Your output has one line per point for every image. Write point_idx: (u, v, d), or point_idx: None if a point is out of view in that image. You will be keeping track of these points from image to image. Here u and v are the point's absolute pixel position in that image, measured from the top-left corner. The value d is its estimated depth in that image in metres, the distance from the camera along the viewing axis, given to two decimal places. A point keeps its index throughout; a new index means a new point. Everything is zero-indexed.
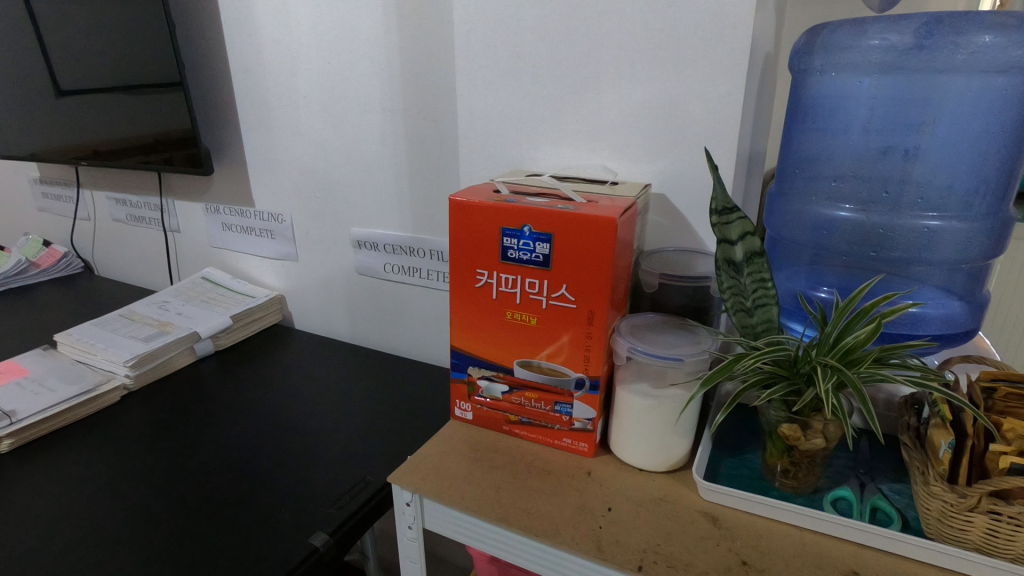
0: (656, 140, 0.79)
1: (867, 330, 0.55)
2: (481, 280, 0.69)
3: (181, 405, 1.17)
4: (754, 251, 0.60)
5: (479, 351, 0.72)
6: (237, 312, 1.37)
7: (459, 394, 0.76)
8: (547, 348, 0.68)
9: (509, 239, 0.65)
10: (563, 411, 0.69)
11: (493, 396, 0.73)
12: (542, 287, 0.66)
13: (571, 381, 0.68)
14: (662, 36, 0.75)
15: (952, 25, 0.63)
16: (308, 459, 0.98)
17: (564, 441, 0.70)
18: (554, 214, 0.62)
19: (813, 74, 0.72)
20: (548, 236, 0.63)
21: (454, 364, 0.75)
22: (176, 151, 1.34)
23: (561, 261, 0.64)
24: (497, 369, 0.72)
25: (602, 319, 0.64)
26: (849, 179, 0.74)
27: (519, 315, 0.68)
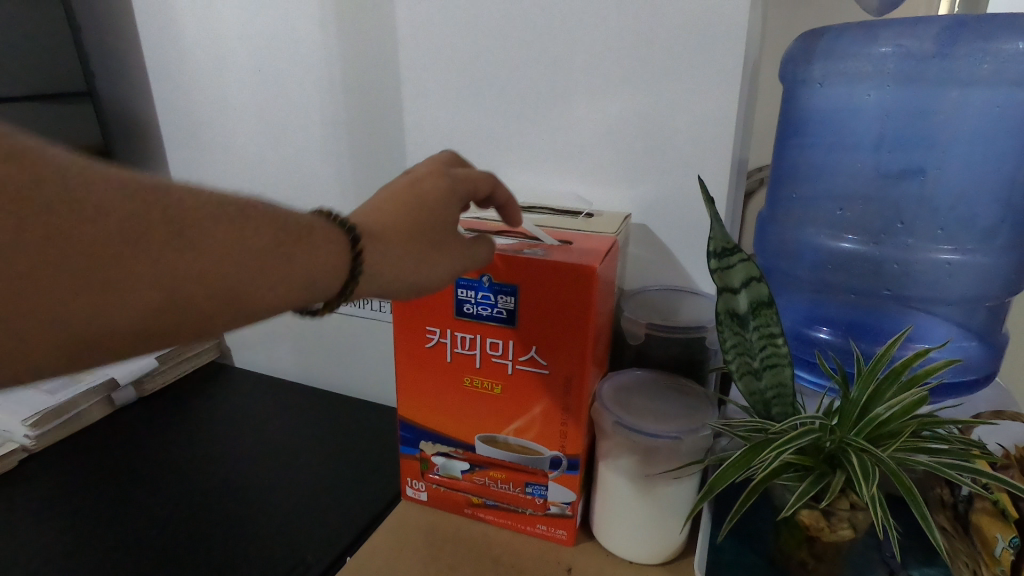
0: (636, 161, 0.69)
1: (906, 401, 0.46)
2: (432, 339, 0.57)
3: (92, 466, 0.99)
4: (761, 301, 0.49)
5: (432, 424, 0.60)
6: (164, 352, 1.21)
7: (411, 471, 0.63)
8: (516, 421, 0.56)
9: (464, 290, 0.54)
10: (536, 493, 0.58)
11: (451, 474, 0.61)
12: (507, 348, 0.54)
13: (545, 459, 0.56)
14: (643, 38, 0.64)
15: (977, 30, 0.56)
16: (240, 529, 0.83)
17: (538, 527, 0.59)
18: (519, 261, 0.51)
19: (811, 86, 0.63)
20: (512, 287, 0.52)
21: (403, 438, 0.62)
22: None
23: (529, 317, 0.52)
24: (455, 444, 0.60)
25: (582, 388, 0.53)
26: (857, 207, 0.65)
27: (480, 382, 0.56)
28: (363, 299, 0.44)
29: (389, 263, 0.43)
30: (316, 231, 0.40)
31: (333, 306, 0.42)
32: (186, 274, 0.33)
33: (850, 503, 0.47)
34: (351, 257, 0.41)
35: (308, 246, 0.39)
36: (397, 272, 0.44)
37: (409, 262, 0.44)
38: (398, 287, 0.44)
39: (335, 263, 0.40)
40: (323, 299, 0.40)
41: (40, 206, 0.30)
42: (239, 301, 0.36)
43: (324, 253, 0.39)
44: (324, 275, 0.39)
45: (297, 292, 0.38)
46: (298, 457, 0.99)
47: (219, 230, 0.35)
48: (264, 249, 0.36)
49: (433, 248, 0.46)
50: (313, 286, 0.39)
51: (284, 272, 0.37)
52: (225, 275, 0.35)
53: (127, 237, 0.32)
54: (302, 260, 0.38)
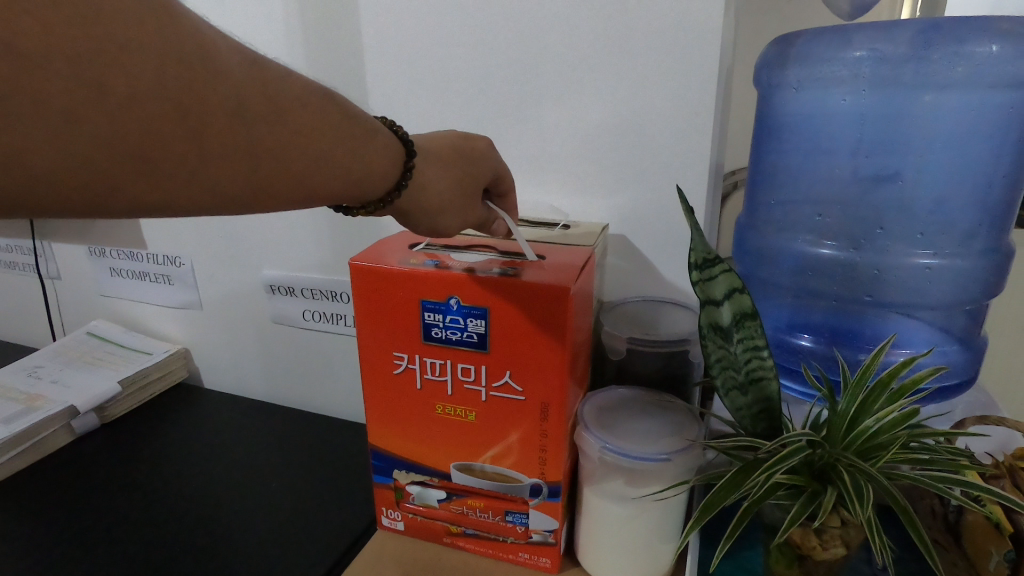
0: (613, 169, 0.67)
1: (894, 414, 0.44)
2: (401, 365, 0.55)
3: (50, 501, 0.94)
4: (744, 312, 0.48)
5: (406, 452, 0.58)
6: (128, 376, 1.15)
7: (386, 500, 0.61)
8: (492, 449, 0.54)
9: (431, 314, 0.52)
10: (517, 521, 0.56)
11: (428, 504, 0.58)
12: (479, 373, 0.52)
13: (525, 488, 0.55)
14: (617, 43, 0.62)
15: (952, 33, 0.55)
16: (208, 564, 0.79)
17: (520, 555, 0.57)
18: (489, 283, 0.49)
19: (787, 90, 0.62)
20: (483, 311, 0.50)
21: (377, 468, 0.60)
22: None
23: (502, 341, 0.50)
24: (430, 473, 0.57)
25: (559, 413, 0.51)
26: (835, 213, 0.65)
27: (453, 409, 0.54)
28: (401, 211, 0.51)
29: (439, 193, 0.51)
30: (378, 137, 0.46)
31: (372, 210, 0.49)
32: (271, 146, 0.39)
33: (842, 521, 0.46)
34: (401, 171, 0.48)
35: (367, 145, 0.45)
36: (442, 207, 0.52)
37: (449, 204, 0.52)
38: (433, 225, 0.52)
39: (385, 171, 0.47)
40: (366, 200, 0.47)
41: (180, 92, 0.35)
42: (303, 179, 0.41)
43: (382, 161, 0.46)
44: (377, 181, 0.46)
45: (352, 188, 0.45)
46: (271, 482, 0.95)
47: (307, 114, 0.41)
48: (331, 142, 0.42)
49: (467, 196, 0.54)
50: (364, 180, 0.45)
51: (341, 174, 0.43)
52: (305, 153, 0.41)
53: (238, 112, 0.37)
54: (361, 155, 0.45)
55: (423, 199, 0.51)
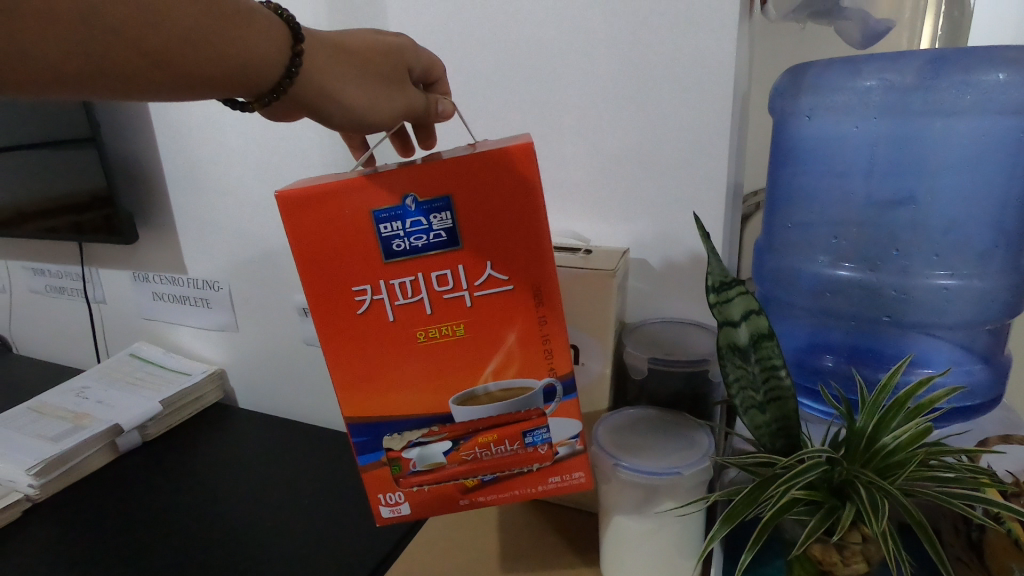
0: (630, 196, 0.70)
1: (910, 431, 0.45)
2: (362, 300, 0.48)
3: (95, 516, 0.99)
4: (761, 333, 0.50)
5: (393, 406, 0.51)
6: (168, 396, 1.21)
7: (382, 483, 0.54)
8: (492, 361, 0.50)
9: (388, 224, 0.46)
10: (537, 440, 0.52)
11: (433, 464, 0.53)
12: (457, 277, 0.47)
13: (538, 394, 0.51)
14: (630, 79, 0.66)
15: (959, 63, 0.57)
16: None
17: (551, 482, 0.53)
18: (447, 164, 0.45)
19: (800, 118, 0.65)
20: (447, 199, 0.45)
21: (361, 446, 0.53)
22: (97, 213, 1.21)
23: (474, 227, 0.46)
24: (424, 423, 0.51)
25: (552, 289, 0.48)
26: (850, 235, 0.67)
27: (437, 331, 0.49)
28: (307, 105, 0.46)
29: (345, 83, 0.47)
30: (257, 18, 0.43)
31: (267, 103, 0.45)
32: (107, 23, 0.37)
33: (861, 537, 0.47)
34: (290, 57, 0.44)
35: (240, 26, 0.42)
36: (354, 96, 0.48)
37: (364, 94, 0.48)
38: (350, 118, 0.48)
39: (269, 56, 0.43)
40: (254, 92, 0.44)
41: None
42: (159, 64, 0.39)
43: (263, 45, 0.43)
44: (259, 65, 0.43)
45: (226, 74, 0.42)
46: (302, 498, 0.98)
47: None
48: (188, 18, 0.39)
49: (382, 86, 0.50)
50: (245, 66, 0.42)
51: (206, 58, 0.40)
52: (155, 31, 0.38)
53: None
54: (233, 36, 0.41)
55: (328, 88, 0.46)
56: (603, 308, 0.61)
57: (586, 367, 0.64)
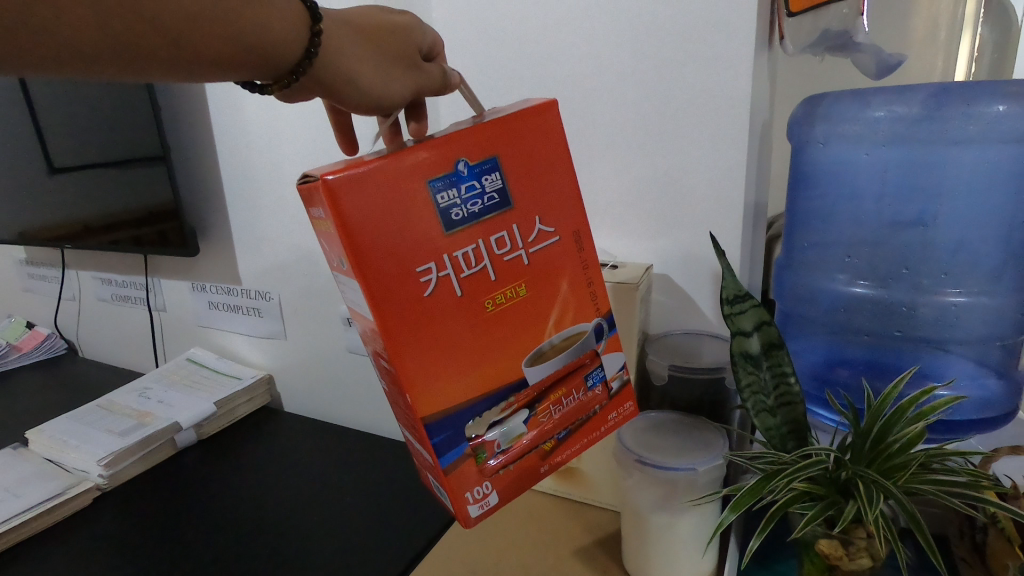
0: (655, 217, 0.75)
1: (909, 433, 0.49)
2: (429, 280, 0.45)
3: (157, 506, 1.08)
4: (772, 343, 0.54)
5: (466, 395, 0.47)
6: (222, 398, 1.29)
7: (466, 479, 0.49)
8: (553, 315, 0.50)
9: (445, 193, 0.44)
10: (595, 382, 0.54)
11: (516, 437, 0.50)
12: (513, 237, 0.48)
13: (590, 337, 0.53)
14: (655, 110, 0.72)
15: (960, 96, 0.61)
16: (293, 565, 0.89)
17: (612, 418, 0.55)
18: (487, 127, 0.46)
19: (815, 145, 0.70)
20: (493, 160, 0.46)
21: (443, 448, 0.47)
22: (162, 226, 1.31)
23: (520, 184, 0.47)
24: (501, 398, 0.49)
25: (587, 234, 0.52)
26: (863, 255, 0.70)
27: (502, 296, 0.47)
28: (326, 88, 0.47)
29: (359, 63, 0.48)
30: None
31: (286, 85, 0.46)
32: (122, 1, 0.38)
33: (865, 532, 0.50)
34: (309, 37, 0.45)
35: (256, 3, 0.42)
36: (369, 77, 0.49)
37: (377, 73, 0.49)
38: (366, 98, 0.49)
39: (290, 36, 0.44)
40: (275, 72, 0.45)
41: None
42: (173, 42, 0.40)
43: (279, 23, 0.43)
44: (279, 45, 0.44)
45: (239, 54, 0.42)
46: (344, 495, 1.05)
47: None
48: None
49: (394, 65, 0.51)
50: (263, 46, 0.43)
51: (221, 37, 0.41)
52: (168, 9, 0.39)
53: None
54: (251, 13, 0.42)
55: (344, 69, 0.47)
56: (627, 319, 0.67)
57: None
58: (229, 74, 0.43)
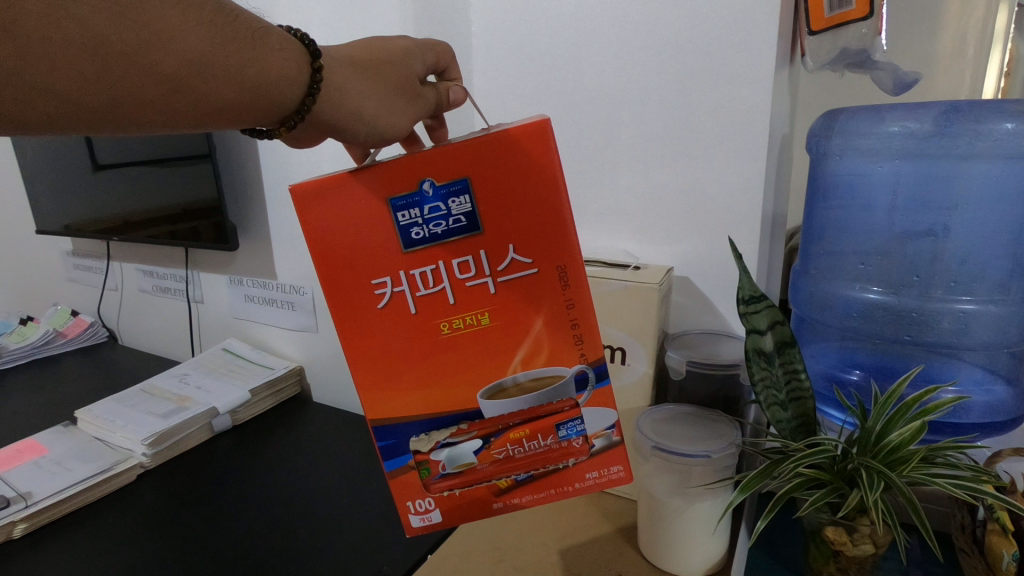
0: (677, 223, 0.80)
1: (912, 426, 0.52)
2: (382, 293, 0.50)
3: (196, 480, 1.13)
4: (785, 341, 0.58)
5: (418, 402, 0.53)
6: (256, 385, 1.35)
7: (413, 488, 0.55)
8: (520, 351, 0.50)
9: (405, 213, 0.48)
10: (571, 433, 0.53)
11: (464, 464, 0.54)
12: (478, 263, 0.49)
13: (570, 382, 0.52)
14: (680, 120, 0.76)
15: (970, 114, 0.66)
16: (331, 530, 0.94)
17: (583, 478, 0.54)
18: (459, 150, 0.46)
19: (832, 157, 0.75)
20: (463, 183, 0.47)
21: (388, 450, 0.55)
22: (197, 223, 1.38)
23: (492, 210, 0.48)
24: (453, 421, 0.53)
25: (576, 267, 0.49)
26: (876, 263, 0.75)
27: (460, 320, 0.50)
28: (333, 126, 0.50)
29: (363, 95, 0.50)
30: (273, 38, 0.46)
31: (293, 125, 0.48)
32: (121, 53, 0.40)
33: (868, 519, 0.53)
34: (310, 74, 0.47)
35: (254, 50, 0.45)
36: (373, 109, 0.51)
37: (382, 102, 0.51)
38: (373, 130, 0.51)
39: (290, 74, 0.46)
40: (280, 114, 0.47)
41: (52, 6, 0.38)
42: (171, 89, 0.42)
43: (279, 65, 0.46)
44: (280, 86, 0.46)
45: (244, 97, 0.45)
46: (373, 476, 1.10)
47: (180, 23, 0.42)
48: (200, 43, 0.42)
49: (395, 93, 0.52)
50: (264, 88, 0.45)
51: (219, 82, 0.43)
52: (167, 56, 0.41)
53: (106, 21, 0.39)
54: (249, 59, 0.44)
55: (351, 103, 0.50)
56: (648, 317, 0.71)
57: (632, 367, 0.74)
58: (231, 120, 0.45)
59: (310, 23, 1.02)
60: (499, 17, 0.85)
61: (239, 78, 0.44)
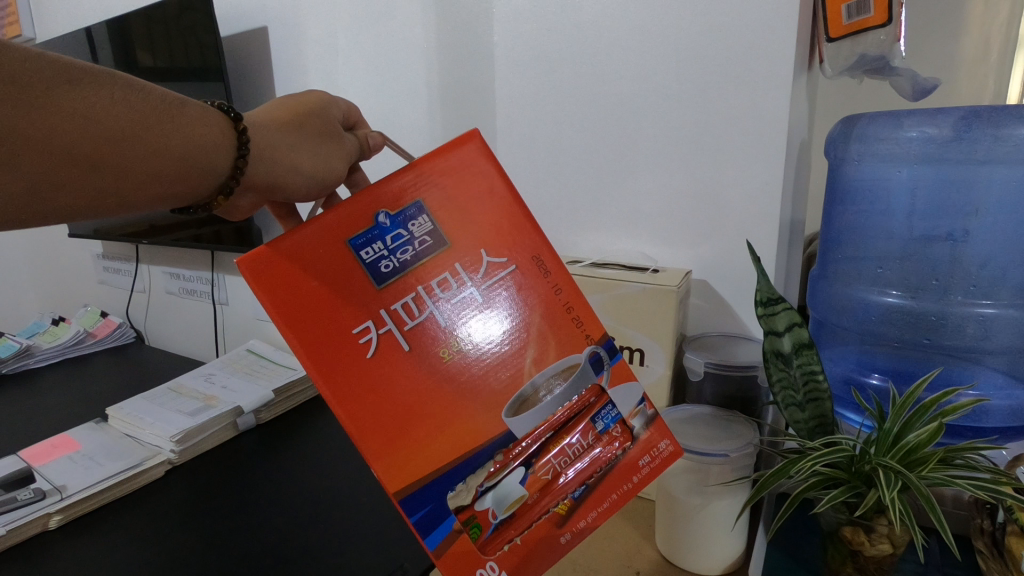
0: (695, 227, 0.81)
1: (929, 428, 0.52)
2: (369, 339, 0.48)
3: (222, 475, 1.15)
4: (803, 342, 0.58)
5: (434, 457, 0.48)
6: (279, 386, 1.36)
7: (467, 558, 0.48)
8: (529, 353, 0.50)
9: (369, 248, 0.48)
10: (608, 424, 0.51)
11: (514, 502, 0.48)
12: (454, 278, 0.50)
13: (588, 369, 0.51)
14: (698, 125, 0.77)
15: (990, 120, 0.65)
16: (353, 525, 0.96)
17: (641, 469, 0.51)
18: (404, 174, 0.49)
19: (850, 162, 0.76)
20: (418, 204, 0.49)
21: (427, 522, 0.47)
22: (220, 227, 1.42)
23: (451, 223, 0.50)
24: (487, 456, 0.49)
25: (548, 256, 0.51)
26: (894, 267, 0.76)
27: (454, 343, 0.49)
28: (261, 187, 0.50)
29: (285, 153, 0.51)
30: (189, 107, 0.46)
31: (230, 192, 0.48)
32: (33, 141, 0.39)
33: (886, 518, 0.54)
34: (236, 136, 0.47)
35: (175, 121, 0.44)
36: (305, 162, 0.52)
37: (303, 157, 0.52)
38: (311, 183, 0.52)
39: (217, 140, 0.46)
40: (215, 182, 0.47)
41: None
42: (93, 171, 0.41)
43: (205, 133, 0.45)
44: (211, 152, 0.46)
45: (179, 170, 0.44)
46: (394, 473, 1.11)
47: (99, 105, 0.41)
48: (119, 122, 0.41)
49: (321, 143, 0.54)
50: (190, 158, 0.45)
51: (144, 158, 0.42)
52: (90, 142, 0.40)
53: (15, 111, 0.38)
54: (177, 132, 0.44)
55: (273, 164, 0.50)
56: (664, 320, 0.72)
57: (650, 368, 0.75)
58: (162, 194, 0.45)
59: (336, 32, 1.06)
60: (521, 25, 0.87)
61: (171, 153, 0.44)
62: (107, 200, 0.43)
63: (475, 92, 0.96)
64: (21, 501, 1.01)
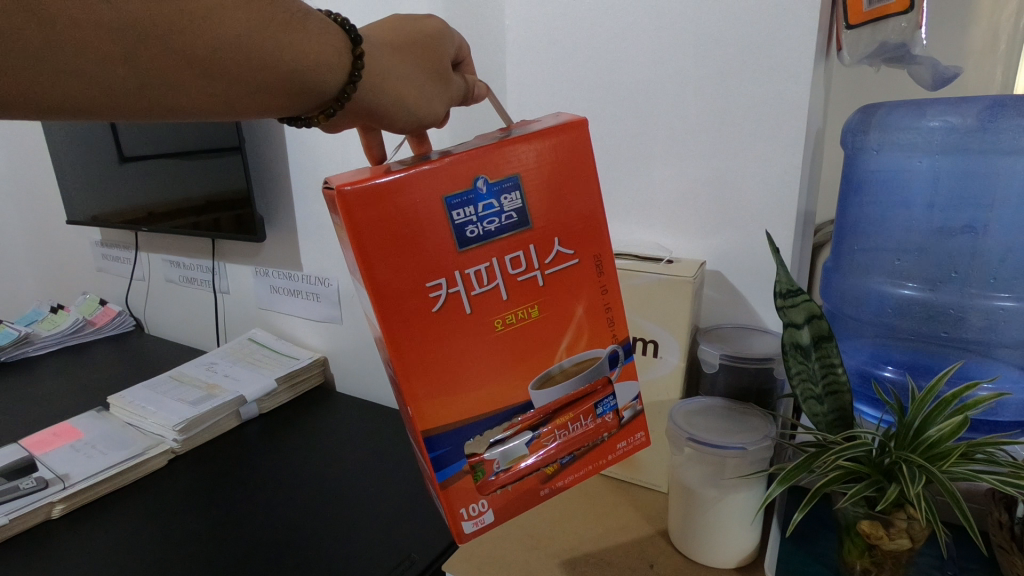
0: (711, 218, 0.80)
1: (951, 423, 0.51)
2: (438, 295, 0.46)
3: (225, 465, 1.14)
4: (822, 335, 0.57)
5: (461, 411, 0.48)
6: (282, 374, 1.34)
7: (465, 495, 0.50)
8: (565, 338, 0.51)
9: (461, 210, 0.46)
10: (605, 409, 0.55)
11: (516, 459, 0.51)
12: (529, 258, 0.48)
13: (604, 363, 0.54)
14: (715, 115, 0.76)
15: (1016, 109, 0.65)
16: (359, 516, 0.95)
17: (619, 449, 0.56)
18: (510, 145, 0.46)
19: (869, 152, 0.75)
20: (515, 179, 0.47)
21: (438, 463, 0.48)
22: (218, 215, 1.39)
23: (541, 206, 0.48)
24: (498, 422, 0.50)
25: (609, 260, 0.52)
26: (911, 259, 0.75)
27: (513, 317, 0.49)
28: (364, 112, 0.50)
29: (396, 85, 0.52)
30: (310, 20, 0.46)
31: (332, 113, 0.48)
32: (149, 31, 0.40)
33: (905, 512, 0.53)
34: (350, 61, 0.47)
35: (290, 33, 0.44)
36: (412, 97, 0.53)
37: (410, 91, 0.53)
38: (413, 120, 0.54)
39: (332, 60, 0.46)
40: (320, 101, 0.47)
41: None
42: (205, 73, 0.42)
43: (317, 48, 0.45)
44: (320, 72, 0.46)
45: (285, 83, 0.45)
46: (399, 463, 1.10)
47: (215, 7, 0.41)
48: (234, 26, 0.42)
49: (427, 80, 0.55)
50: (300, 74, 0.45)
51: (251, 66, 0.43)
52: (202, 41, 0.41)
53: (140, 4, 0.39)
54: (286, 44, 0.44)
55: (385, 93, 0.51)
56: (683, 309, 0.71)
57: (664, 359, 0.74)
58: (264, 105, 0.45)
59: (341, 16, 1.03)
60: (534, 11, 0.85)
61: (279, 61, 0.44)
62: (212, 106, 0.44)
63: (486, 78, 0.94)
64: (24, 489, 1.01)
